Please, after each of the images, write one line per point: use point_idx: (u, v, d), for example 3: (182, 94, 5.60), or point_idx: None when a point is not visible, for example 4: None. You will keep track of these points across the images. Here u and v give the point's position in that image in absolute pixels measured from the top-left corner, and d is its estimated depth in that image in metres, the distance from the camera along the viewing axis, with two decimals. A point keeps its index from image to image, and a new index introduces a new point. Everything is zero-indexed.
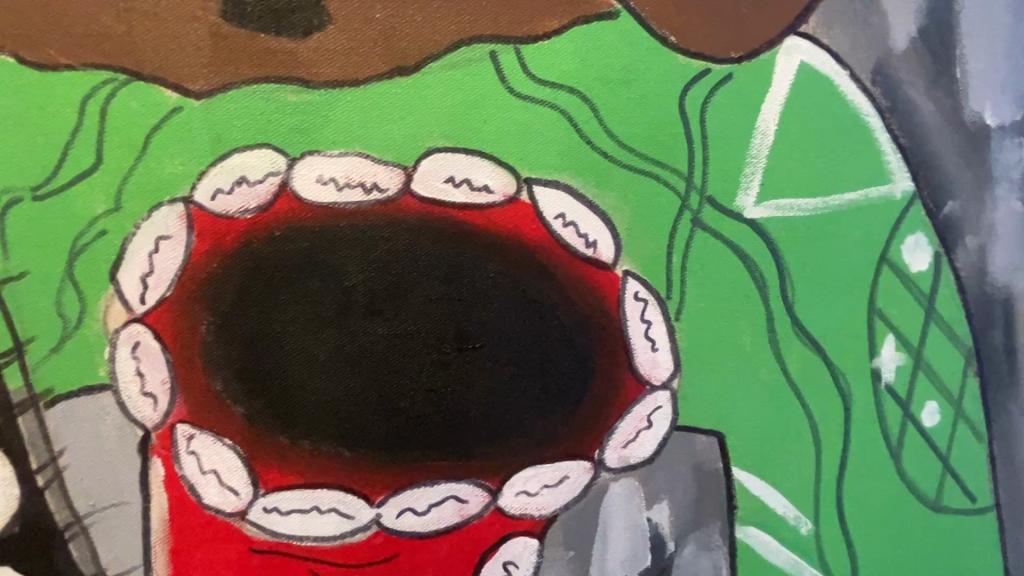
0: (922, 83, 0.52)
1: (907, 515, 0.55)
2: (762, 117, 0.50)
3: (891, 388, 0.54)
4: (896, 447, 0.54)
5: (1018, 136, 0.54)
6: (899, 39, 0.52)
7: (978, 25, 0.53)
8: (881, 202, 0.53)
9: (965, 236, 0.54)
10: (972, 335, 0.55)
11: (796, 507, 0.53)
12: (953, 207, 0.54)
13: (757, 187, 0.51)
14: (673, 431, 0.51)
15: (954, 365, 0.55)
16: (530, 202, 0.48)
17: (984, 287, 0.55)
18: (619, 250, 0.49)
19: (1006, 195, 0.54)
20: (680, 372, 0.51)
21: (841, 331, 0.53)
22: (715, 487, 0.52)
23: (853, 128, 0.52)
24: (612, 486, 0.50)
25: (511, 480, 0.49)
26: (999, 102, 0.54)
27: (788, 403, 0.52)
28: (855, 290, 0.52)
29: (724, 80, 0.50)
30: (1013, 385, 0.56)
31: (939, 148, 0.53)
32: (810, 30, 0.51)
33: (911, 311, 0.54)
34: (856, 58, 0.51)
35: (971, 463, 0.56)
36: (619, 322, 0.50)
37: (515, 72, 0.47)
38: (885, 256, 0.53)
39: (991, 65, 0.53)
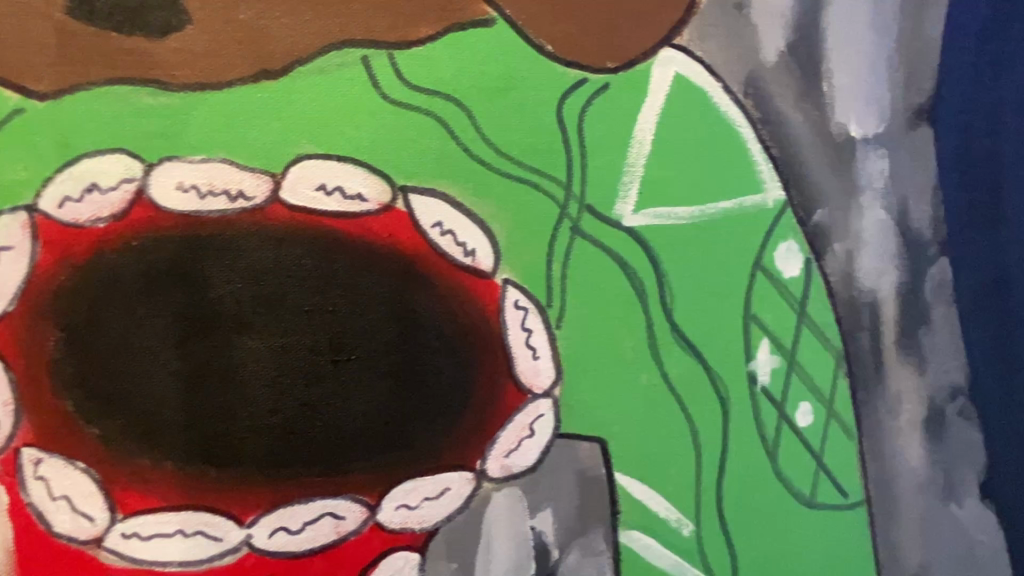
0: (791, 96, 0.54)
1: (784, 513, 0.57)
2: (638, 126, 0.51)
3: (766, 390, 0.55)
4: (772, 447, 0.56)
5: (880, 147, 0.57)
6: (769, 53, 0.53)
7: (843, 41, 0.55)
8: (754, 211, 0.54)
9: (833, 243, 0.56)
10: (842, 338, 0.57)
11: (677, 509, 0.54)
12: (822, 215, 0.56)
13: (635, 196, 0.51)
14: (556, 439, 0.51)
15: (825, 367, 0.57)
16: (406, 210, 0.47)
17: (852, 291, 0.57)
18: (497, 258, 0.49)
19: (870, 203, 0.57)
20: (562, 380, 0.51)
21: (717, 336, 0.54)
22: (599, 493, 0.52)
23: (727, 139, 0.53)
24: (494, 496, 0.50)
25: (390, 494, 0.48)
26: (863, 114, 0.56)
27: (669, 407, 0.53)
28: (731, 296, 0.54)
29: (601, 89, 0.50)
30: (881, 385, 0.58)
31: (807, 158, 0.55)
32: (684, 42, 0.52)
33: (783, 316, 0.55)
34: (729, 70, 0.53)
35: (843, 460, 0.58)
36: (499, 331, 0.49)
37: (389, 77, 0.46)
38: (759, 263, 0.55)
39: (855, 79, 0.56)
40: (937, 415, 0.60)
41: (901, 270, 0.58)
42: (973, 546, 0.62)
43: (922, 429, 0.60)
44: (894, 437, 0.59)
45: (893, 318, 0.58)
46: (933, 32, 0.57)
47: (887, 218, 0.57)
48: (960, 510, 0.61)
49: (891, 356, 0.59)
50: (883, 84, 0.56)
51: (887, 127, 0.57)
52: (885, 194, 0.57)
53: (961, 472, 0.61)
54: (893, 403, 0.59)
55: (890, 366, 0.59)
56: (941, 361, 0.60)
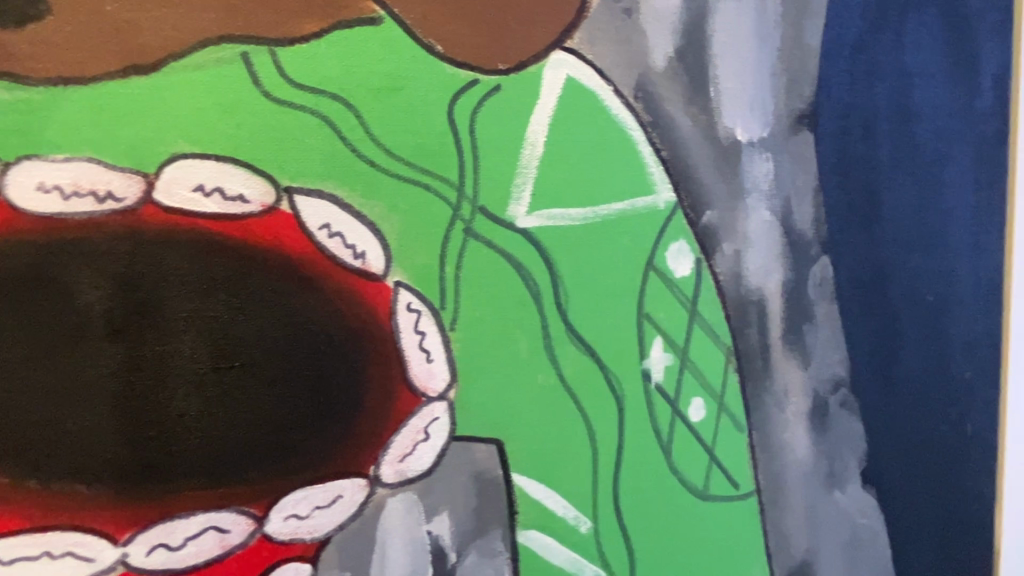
0: (679, 100, 0.56)
1: (679, 506, 0.58)
2: (531, 128, 0.51)
3: (660, 387, 0.57)
4: (667, 442, 0.57)
5: (764, 151, 0.59)
6: (657, 58, 0.55)
7: (728, 48, 0.57)
8: (646, 212, 0.55)
9: (722, 243, 0.58)
10: (732, 335, 0.59)
11: (575, 507, 0.55)
12: (711, 216, 0.58)
13: (528, 197, 0.52)
14: (451, 442, 0.51)
15: (716, 364, 0.59)
16: (291, 212, 0.46)
17: (740, 289, 0.59)
18: (389, 260, 0.48)
19: (756, 204, 0.59)
20: (457, 382, 0.50)
21: (611, 335, 0.55)
22: (496, 494, 0.52)
23: (618, 141, 0.54)
24: (389, 501, 0.49)
25: (279, 504, 0.46)
26: (748, 119, 0.58)
27: (565, 407, 0.54)
28: (624, 296, 0.55)
29: (492, 91, 0.50)
30: (768, 378, 0.61)
31: (696, 161, 0.57)
32: (575, 45, 0.52)
33: (675, 314, 0.57)
34: (619, 74, 0.54)
35: (735, 453, 0.60)
36: (391, 334, 0.49)
37: (271, 75, 0.45)
38: (651, 263, 0.56)
39: (740, 85, 0.58)
40: (820, 406, 0.63)
41: (785, 269, 0.61)
42: (853, 529, 0.66)
43: (807, 420, 0.63)
44: (782, 428, 0.62)
45: (778, 315, 0.61)
46: (812, 41, 0.60)
47: (772, 219, 0.60)
48: (842, 496, 0.65)
49: (778, 351, 0.61)
50: (766, 90, 0.59)
51: (771, 131, 0.59)
52: (770, 196, 0.60)
53: (843, 459, 0.65)
54: (780, 397, 0.61)
55: (777, 361, 0.61)
56: (824, 355, 0.63)
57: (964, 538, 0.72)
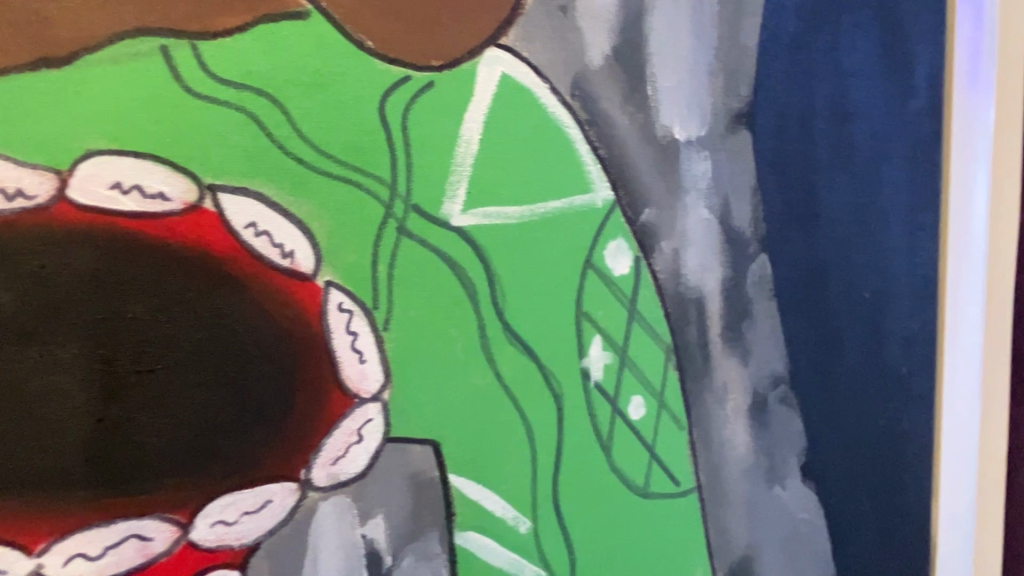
0: (616, 98, 0.56)
1: (619, 505, 0.58)
2: (465, 126, 0.51)
3: (599, 386, 0.57)
4: (607, 440, 0.57)
5: (702, 149, 0.59)
6: (593, 56, 0.55)
7: (665, 46, 0.57)
8: (583, 211, 0.55)
9: (661, 242, 0.58)
10: (671, 332, 0.59)
11: (514, 507, 0.54)
12: (650, 214, 0.58)
13: (463, 195, 0.51)
14: (386, 444, 0.50)
15: (656, 362, 0.59)
16: (215, 210, 0.44)
17: (680, 288, 0.59)
18: (319, 259, 0.47)
19: (695, 203, 0.59)
20: (391, 383, 0.50)
21: (550, 334, 0.55)
22: (433, 496, 0.52)
23: (555, 139, 0.54)
24: (321, 505, 0.48)
25: (205, 511, 0.45)
26: (686, 118, 0.59)
27: (503, 406, 0.53)
28: (562, 294, 0.55)
29: (425, 87, 0.49)
30: (708, 375, 0.61)
31: (634, 159, 0.57)
32: (509, 42, 0.52)
33: (615, 313, 0.57)
34: (555, 72, 0.53)
35: (675, 451, 0.60)
36: (322, 335, 0.48)
37: (193, 69, 0.43)
38: (590, 261, 0.56)
39: (677, 83, 0.58)
40: (760, 403, 0.64)
41: (724, 267, 0.61)
42: (793, 523, 0.67)
43: (746, 417, 0.63)
44: (722, 425, 0.62)
45: (717, 313, 0.61)
46: (749, 41, 0.61)
47: (710, 218, 0.60)
48: (782, 491, 0.66)
49: (717, 348, 0.61)
50: (703, 88, 0.59)
51: (708, 130, 0.60)
52: (708, 194, 0.60)
53: (782, 454, 0.65)
54: (720, 394, 0.62)
55: (716, 358, 0.62)
56: (763, 352, 0.64)
57: (902, 530, 0.73)
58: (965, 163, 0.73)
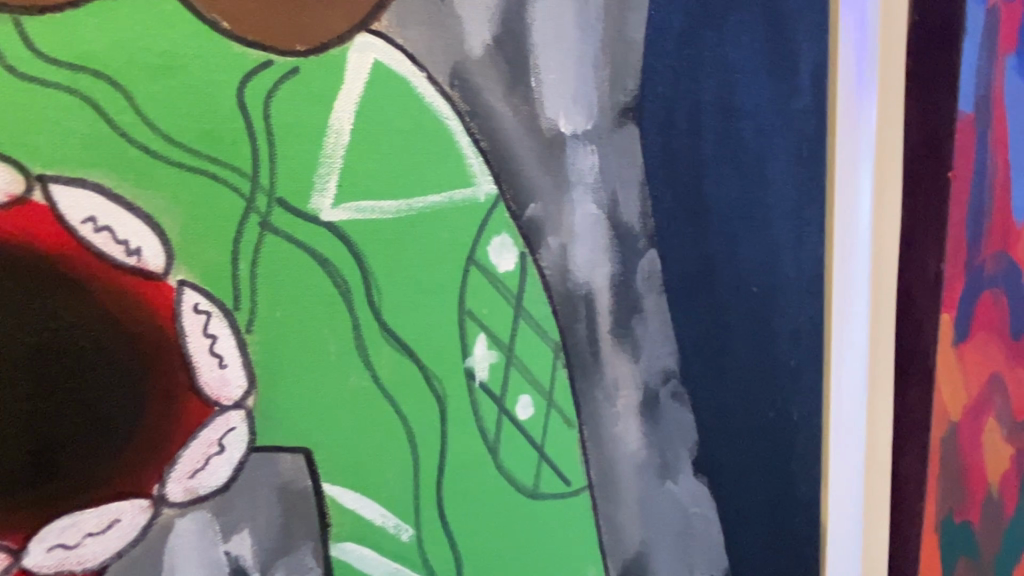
0: (499, 89, 0.54)
1: (507, 508, 0.57)
2: (334, 115, 0.48)
3: (485, 386, 0.55)
4: (493, 442, 0.56)
5: (589, 143, 0.58)
6: (473, 45, 0.53)
7: (549, 37, 0.56)
8: (465, 206, 0.53)
9: (547, 237, 0.57)
10: (559, 330, 0.58)
11: (395, 514, 0.52)
12: (535, 209, 0.56)
13: (334, 188, 0.48)
14: (251, 454, 0.47)
15: (544, 361, 0.58)
16: (47, 205, 0.41)
17: (567, 284, 0.58)
18: (170, 257, 0.44)
19: (582, 197, 0.58)
20: (256, 388, 0.47)
21: (431, 334, 0.53)
22: (305, 508, 0.49)
23: (434, 131, 0.52)
24: (178, 522, 0.45)
25: (41, 533, 0.42)
26: (571, 111, 0.57)
27: (381, 410, 0.51)
28: (443, 292, 0.53)
29: (289, 73, 0.46)
30: (598, 372, 0.61)
31: (518, 152, 0.55)
32: (382, 27, 0.49)
33: (500, 310, 0.55)
34: (432, 61, 0.51)
35: (566, 450, 0.59)
36: (175, 339, 0.44)
37: (18, 48, 0.40)
38: (472, 257, 0.54)
39: (562, 75, 0.57)
40: (651, 399, 0.64)
41: (613, 262, 0.60)
42: (686, 518, 0.67)
43: (638, 413, 0.63)
44: (613, 422, 0.62)
45: (606, 309, 0.61)
46: (635, 35, 0.60)
47: (598, 212, 0.59)
48: (674, 486, 0.66)
49: (607, 345, 0.61)
50: (590, 81, 0.58)
51: (595, 124, 0.59)
52: (596, 188, 0.59)
53: (674, 450, 0.66)
54: (610, 391, 0.61)
55: (606, 355, 0.61)
56: (653, 347, 0.63)
57: (794, 520, 0.75)
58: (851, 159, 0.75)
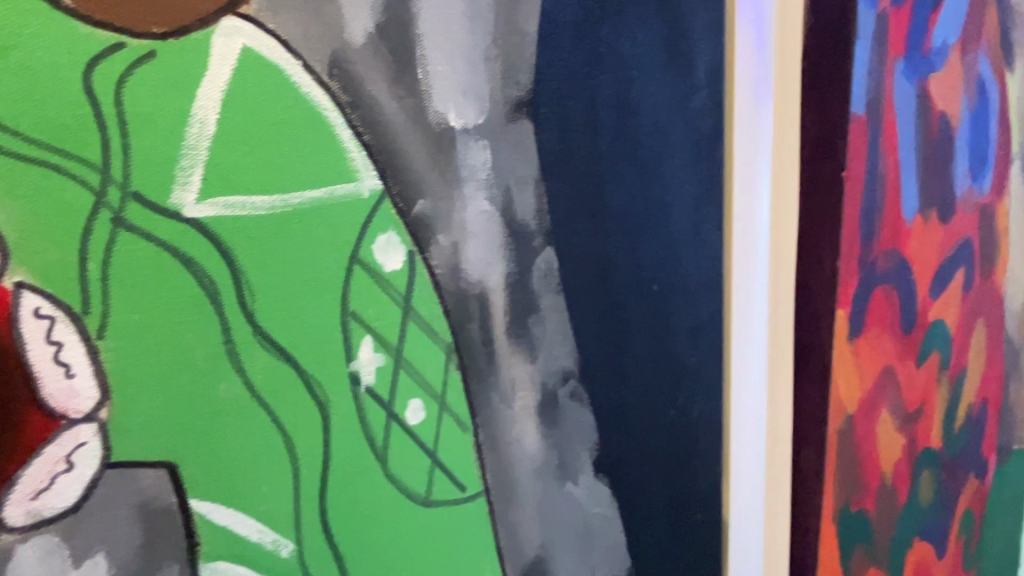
0: (382, 80, 0.51)
1: (398, 517, 0.55)
2: (198, 103, 0.45)
3: (372, 391, 0.53)
4: (382, 449, 0.53)
5: (480, 138, 0.57)
6: (354, 33, 0.50)
7: (437, 27, 0.54)
8: (347, 202, 0.51)
9: (437, 235, 0.55)
10: (452, 331, 0.56)
11: (273, 530, 0.49)
12: (424, 205, 0.54)
13: (198, 181, 0.45)
14: (106, 470, 0.44)
15: (436, 363, 0.56)
16: None
17: (459, 283, 0.56)
18: (4, 257, 0.40)
19: (474, 194, 0.57)
20: (110, 399, 0.43)
21: (311, 337, 0.50)
22: (170, 527, 0.46)
23: (311, 122, 0.49)
24: (19, 548, 0.42)
25: None
26: (462, 104, 0.56)
27: (255, 419, 0.48)
28: (324, 293, 0.50)
29: (145, 57, 0.43)
30: (493, 374, 0.59)
31: (404, 146, 0.53)
32: (251, 11, 0.46)
33: (387, 311, 0.53)
34: (309, 48, 0.48)
35: (459, 454, 0.57)
36: (13, 346, 0.41)
37: None
38: (356, 256, 0.51)
39: (451, 67, 0.55)
40: (549, 400, 0.63)
41: (508, 261, 0.59)
42: (587, 519, 0.66)
43: (535, 415, 0.62)
44: (509, 424, 0.60)
45: (501, 309, 0.59)
46: (527, 28, 0.59)
47: (491, 210, 0.58)
48: (574, 487, 0.65)
49: (502, 346, 0.59)
50: (480, 73, 0.56)
51: (486, 118, 0.57)
52: (489, 185, 0.57)
53: (574, 450, 0.65)
54: (506, 392, 0.60)
55: (502, 356, 0.59)
56: (551, 347, 0.62)
57: (696, 517, 0.75)
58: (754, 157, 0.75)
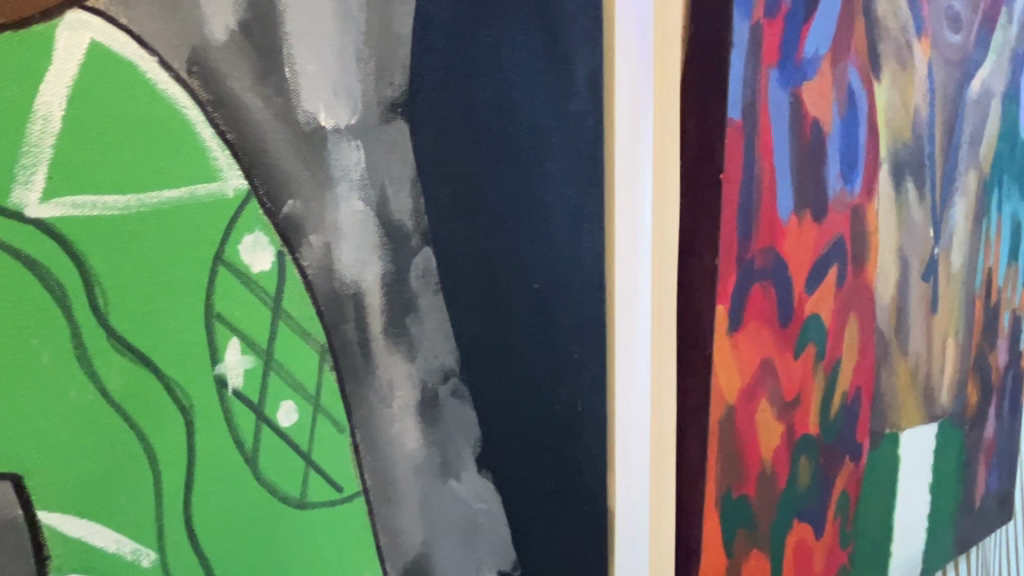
0: (247, 79, 0.51)
1: (269, 521, 0.54)
2: (41, 99, 0.43)
3: (240, 394, 0.52)
4: (252, 452, 0.53)
5: (353, 138, 0.57)
6: (215, 30, 0.49)
7: (306, 26, 0.53)
8: (210, 201, 0.50)
9: (308, 235, 0.55)
10: (326, 332, 0.56)
11: (132, 539, 0.48)
12: (294, 206, 0.54)
13: (42, 181, 0.44)
14: None
15: (308, 364, 0.55)
16: None
17: (333, 283, 0.56)
18: None
19: (347, 194, 0.57)
20: None
21: (172, 341, 0.49)
22: (15, 540, 0.45)
23: (168, 120, 0.48)
24: None
25: None
26: (333, 104, 0.55)
27: (111, 425, 0.47)
28: (186, 295, 0.49)
29: None
30: (370, 374, 0.59)
31: (272, 146, 0.52)
32: (100, 5, 0.45)
33: (255, 313, 0.52)
34: (165, 44, 0.47)
35: (335, 455, 0.57)
36: None
37: None
38: (221, 257, 0.51)
39: (320, 66, 0.54)
40: (430, 398, 0.63)
41: (384, 261, 0.59)
42: (471, 515, 0.67)
43: (415, 413, 0.62)
44: (388, 423, 0.61)
45: (377, 309, 0.59)
46: (402, 30, 0.59)
47: (366, 210, 0.58)
48: (457, 484, 0.66)
49: (379, 345, 0.60)
50: (352, 73, 0.56)
51: (360, 118, 0.57)
52: (362, 185, 0.57)
53: (456, 448, 0.65)
54: (384, 391, 0.60)
55: (379, 355, 0.60)
56: (430, 346, 0.63)
57: (580, 509, 0.77)
58: (638, 160, 0.77)
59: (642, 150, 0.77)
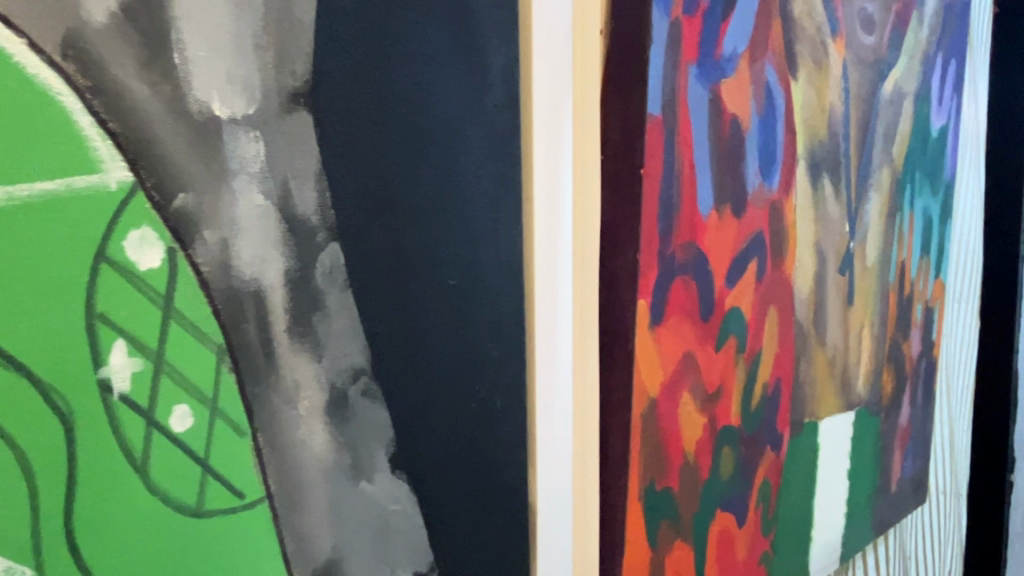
0: (130, 65, 0.48)
1: (161, 532, 0.51)
2: None
3: (127, 399, 0.49)
4: (142, 459, 0.50)
5: (251, 129, 0.54)
6: (94, 11, 0.46)
7: (196, 11, 0.51)
8: (89, 194, 0.47)
9: (202, 231, 0.52)
10: (224, 331, 0.54)
11: (5, 556, 0.45)
12: (185, 200, 0.51)
13: None
14: None
15: (204, 366, 0.53)
16: None
17: (231, 281, 0.54)
18: None
19: (246, 187, 0.54)
20: None
21: (49, 344, 0.46)
22: None
23: (40, 107, 0.44)
24: None
25: None
26: (228, 93, 0.53)
27: None
28: (64, 295, 0.46)
29: None
30: (273, 375, 0.57)
31: (159, 135, 0.50)
32: None
33: (144, 313, 0.49)
34: (36, 25, 0.44)
35: (235, 461, 0.55)
36: None
37: None
38: (103, 253, 0.48)
39: (214, 53, 0.52)
40: (339, 399, 0.61)
41: (287, 257, 0.57)
42: (384, 517, 0.66)
43: (323, 414, 0.60)
44: (294, 425, 0.59)
45: (279, 307, 0.57)
46: (304, 18, 0.57)
47: (266, 204, 0.55)
48: (369, 486, 0.64)
49: (282, 344, 0.58)
50: (249, 61, 0.54)
51: (258, 108, 0.54)
52: (262, 178, 0.55)
53: (368, 449, 0.64)
54: (288, 392, 0.58)
55: (282, 355, 0.58)
56: (339, 344, 0.61)
57: (501, 507, 0.77)
58: (555, 154, 0.77)
59: (560, 144, 0.77)
